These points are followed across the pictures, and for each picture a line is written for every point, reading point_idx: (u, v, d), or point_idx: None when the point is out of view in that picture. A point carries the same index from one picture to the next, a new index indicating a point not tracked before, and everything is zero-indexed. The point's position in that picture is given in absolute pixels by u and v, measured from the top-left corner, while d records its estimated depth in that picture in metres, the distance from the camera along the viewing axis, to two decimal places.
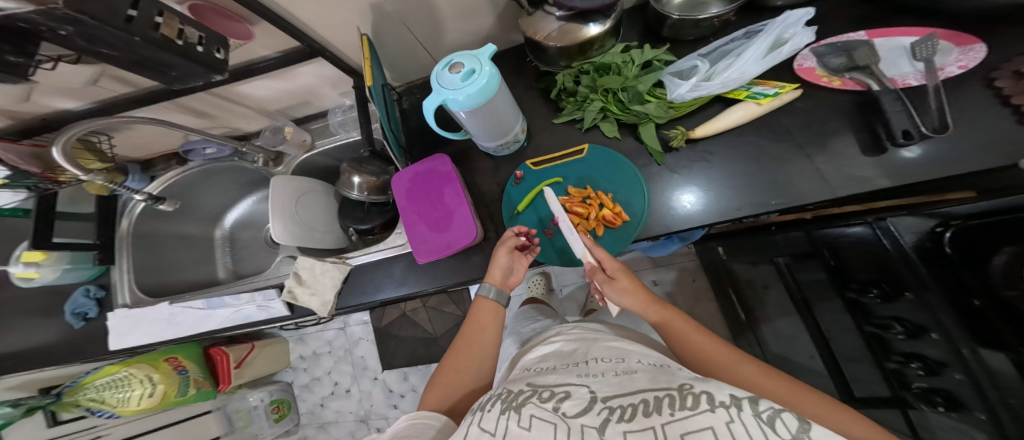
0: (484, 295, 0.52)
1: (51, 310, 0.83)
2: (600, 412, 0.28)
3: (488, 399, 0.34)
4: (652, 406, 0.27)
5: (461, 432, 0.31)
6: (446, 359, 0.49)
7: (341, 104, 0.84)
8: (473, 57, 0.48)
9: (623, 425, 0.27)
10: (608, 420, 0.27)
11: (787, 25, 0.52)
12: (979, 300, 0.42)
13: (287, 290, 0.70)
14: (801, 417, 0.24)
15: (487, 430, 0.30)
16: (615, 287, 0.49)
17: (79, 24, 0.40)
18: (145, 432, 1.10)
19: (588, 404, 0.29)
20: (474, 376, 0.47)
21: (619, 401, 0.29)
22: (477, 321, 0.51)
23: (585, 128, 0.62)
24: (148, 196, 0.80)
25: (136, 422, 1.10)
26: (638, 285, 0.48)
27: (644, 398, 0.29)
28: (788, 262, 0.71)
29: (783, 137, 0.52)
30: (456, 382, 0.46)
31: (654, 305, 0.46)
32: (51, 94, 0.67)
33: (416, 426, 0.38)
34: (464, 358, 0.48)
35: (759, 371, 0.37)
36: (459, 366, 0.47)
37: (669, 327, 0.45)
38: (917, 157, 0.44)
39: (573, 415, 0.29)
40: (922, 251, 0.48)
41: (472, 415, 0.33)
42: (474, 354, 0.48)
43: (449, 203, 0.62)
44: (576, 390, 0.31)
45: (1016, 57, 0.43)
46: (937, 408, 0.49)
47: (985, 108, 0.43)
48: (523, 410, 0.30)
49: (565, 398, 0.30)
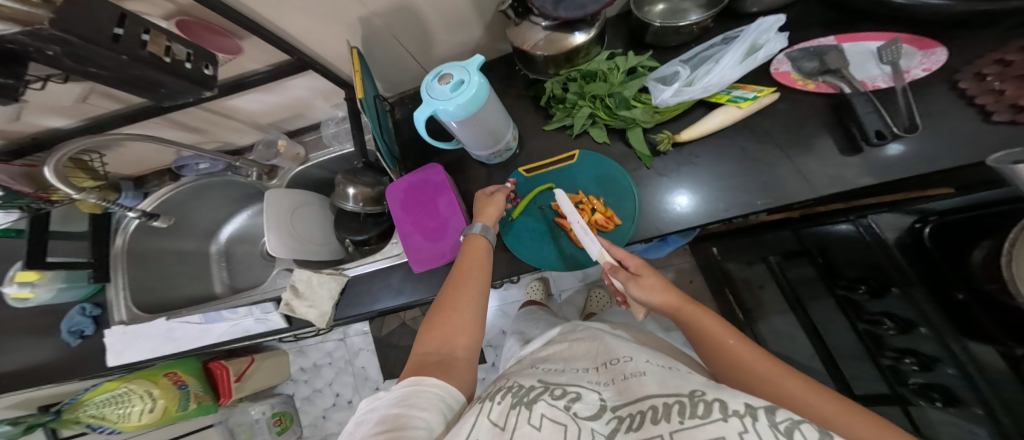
0: (476, 232, 0.54)
1: (48, 328, 0.83)
2: (609, 421, 0.31)
3: (498, 393, 0.35)
4: (660, 413, 0.28)
5: (467, 421, 0.32)
6: (438, 307, 0.47)
7: (334, 116, 0.85)
8: (462, 68, 0.49)
9: (632, 434, 0.28)
10: (617, 429, 0.29)
11: (760, 31, 0.53)
12: (964, 293, 0.45)
13: (284, 303, 0.70)
14: (822, 430, 0.24)
15: (496, 423, 0.30)
16: (642, 284, 0.47)
17: (67, 45, 0.40)
18: (189, 433, 1.25)
19: (598, 411, 0.32)
20: (474, 321, 0.46)
21: (628, 410, 0.30)
22: (478, 257, 0.52)
23: (575, 135, 0.63)
24: (141, 213, 0.79)
25: (169, 428, 1.20)
26: (665, 290, 0.46)
27: (652, 405, 0.29)
28: (779, 260, 0.73)
29: (765, 139, 0.53)
30: (453, 328, 0.45)
31: (685, 304, 0.44)
32: (42, 113, 0.67)
33: (424, 395, 0.36)
34: (458, 302, 0.47)
35: (806, 388, 0.33)
36: (456, 307, 0.46)
37: (701, 325, 0.42)
38: (896, 154, 0.46)
39: (585, 417, 0.30)
40: (902, 245, 0.53)
41: (480, 405, 0.34)
42: (469, 297, 0.47)
43: (444, 212, 0.63)
44: (586, 394, 0.34)
45: (974, 60, 0.45)
46: (933, 403, 0.48)
47: (952, 109, 0.45)
48: (533, 407, 0.30)
49: (576, 399, 0.32)
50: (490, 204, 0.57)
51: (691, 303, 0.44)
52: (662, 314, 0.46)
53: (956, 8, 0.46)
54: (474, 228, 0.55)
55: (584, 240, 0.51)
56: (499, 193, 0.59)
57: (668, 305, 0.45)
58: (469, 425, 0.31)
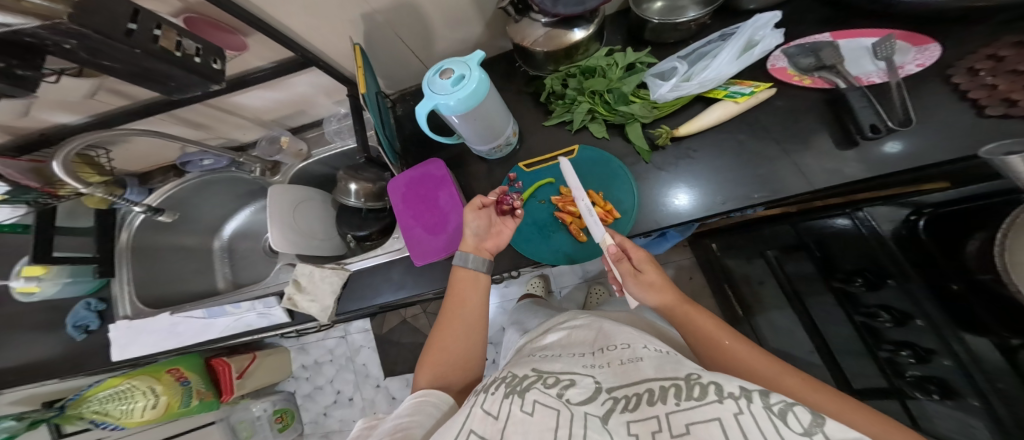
0: (461, 264, 0.53)
1: (53, 324, 0.84)
2: (604, 402, 0.31)
3: (492, 384, 0.35)
4: (656, 396, 0.29)
5: (462, 413, 0.32)
6: (431, 342, 0.49)
7: (336, 113, 0.86)
8: (462, 63, 0.50)
9: (627, 415, 0.29)
10: (612, 410, 0.30)
11: (757, 27, 0.54)
12: (957, 283, 0.46)
13: (287, 297, 0.71)
14: (814, 412, 0.24)
15: (489, 412, 0.31)
16: (641, 280, 0.48)
17: (83, 38, 0.41)
18: (190, 430, 1.25)
19: (592, 394, 0.31)
20: (467, 356, 0.48)
21: (623, 392, 0.31)
22: (469, 290, 0.52)
23: (575, 130, 0.63)
24: (146, 208, 0.81)
25: (172, 424, 1.21)
26: (667, 288, 0.47)
27: (649, 388, 0.30)
28: (778, 255, 0.74)
29: (762, 134, 0.53)
30: (447, 365, 0.47)
31: (682, 304, 0.45)
32: (49, 108, 0.68)
33: (422, 404, 0.39)
34: (450, 339, 0.48)
35: (804, 386, 0.34)
36: (448, 346, 0.48)
37: (699, 327, 0.42)
38: (891, 147, 0.46)
39: (578, 403, 0.30)
40: (900, 238, 0.53)
41: (476, 396, 0.34)
42: (460, 335, 0.49)
43: (445, 206, 0.64)
44: (581, 379, 0.34)
45: (968, 55, 0.46)
46: (930, 395, 0.48)
47: (947, 103, 0.45)
48: (526, 395, 0.31)
49: (570, 386, 0.33)
50: (462, 226, 0.55)
51: (689, 301, 0.45)
52: (659, 311, 0.48)
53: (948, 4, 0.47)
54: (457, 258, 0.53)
55: (590, 222, 0.49)
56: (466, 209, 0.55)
57: (665, 303, 0.46)
58: (464, 416, 0.31)
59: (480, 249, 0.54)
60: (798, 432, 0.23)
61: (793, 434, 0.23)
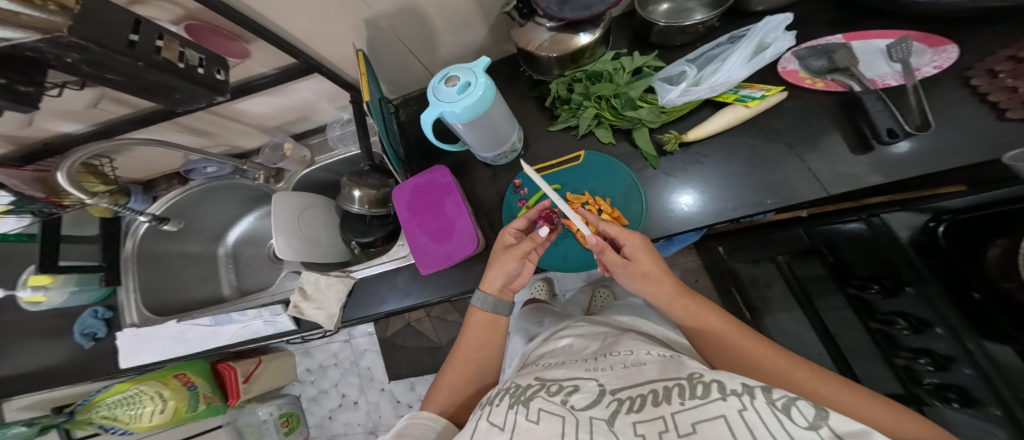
0: (479, 305, 0.51)
1: (61, 330, 0.84)
2: (609, 404, 0.29)
3: (497, 395, 0.35)
4: (661, 396, 0.28)
5: (470, 426, 0.32)
6: (445, 370, 0.50)
7: (339, 118, 0.85)
8: (468, 70, 0.49)
9: (632, 416, 0.27)
10: (618, 412, 0.28)
11: (768, 30, 0.53)
12: (979, 292, 0.45)
13: (293, 305, 0.70)
14: (817, 405, 0.24)
15: (496, 424, 0.30)
16: (631, 270, 0.46)
17: (85, 52, 0.41)
18: (201, 432, 1.27)
19: (597, 398, 0.30)
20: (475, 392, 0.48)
21: (628, 393, 0.30)
22: (488, 330, 0.51)
23: (580, 135, 0.62)
24: (152, 217, 0.80)
25: (188, 426, 1.25)
26: (659, 281, 0.46)
27: (653, 389, 0.29)
28: (789, 259, 0.73)
29: (773, 138, 0.52)
30: (457, 395, 0.47)
31: (682, 298, 0.45)
32: (53, 118, 0.68)
33: (416, 425, 0.40)
34: (462, 372, 0.49)
35: (812, 378, 0.34)
36: (458, 378, 0.48)
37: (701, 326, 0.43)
38: (905, 150, 0.45)
39: (583, 408, 0.29)
40: (917, 245, 0.51)
41: (482, 410, 0.34)
42: (472, 371, 0.49)
43: (450, 214, 0.63)
44: (584, 383, 0.32)
45: (986, 57, 0.45)
46: (948, 404, 0.47)
47: (965, 106, 0.44)
48: (531, 404, 0.31)
49: (574, 391, 0.31)
50: (499, 271, 0.50)
51: (689, 296, 0.45)
52: (653, 301, 0.47)
53: (965, 5, 0.46)
54: (478, 299, 0.51)
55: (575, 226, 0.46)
56: (510, 255, 0.50)
57: (658, 293, 0.45)
58: (471, 429, 0.31)
59: (505, 292, 0.52)
60: (802, 426, 0.22)
61: (798, 429, 0.22)
